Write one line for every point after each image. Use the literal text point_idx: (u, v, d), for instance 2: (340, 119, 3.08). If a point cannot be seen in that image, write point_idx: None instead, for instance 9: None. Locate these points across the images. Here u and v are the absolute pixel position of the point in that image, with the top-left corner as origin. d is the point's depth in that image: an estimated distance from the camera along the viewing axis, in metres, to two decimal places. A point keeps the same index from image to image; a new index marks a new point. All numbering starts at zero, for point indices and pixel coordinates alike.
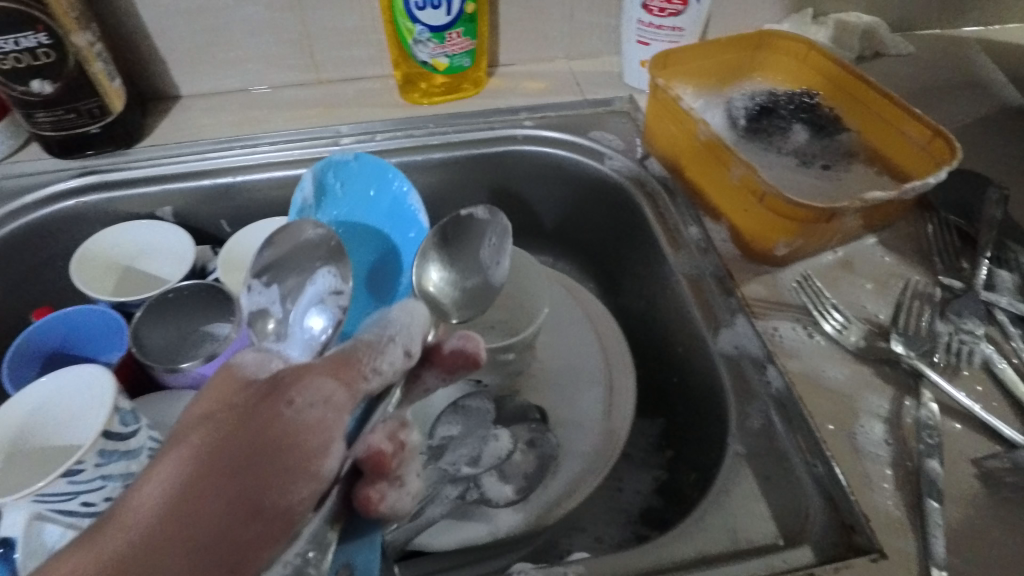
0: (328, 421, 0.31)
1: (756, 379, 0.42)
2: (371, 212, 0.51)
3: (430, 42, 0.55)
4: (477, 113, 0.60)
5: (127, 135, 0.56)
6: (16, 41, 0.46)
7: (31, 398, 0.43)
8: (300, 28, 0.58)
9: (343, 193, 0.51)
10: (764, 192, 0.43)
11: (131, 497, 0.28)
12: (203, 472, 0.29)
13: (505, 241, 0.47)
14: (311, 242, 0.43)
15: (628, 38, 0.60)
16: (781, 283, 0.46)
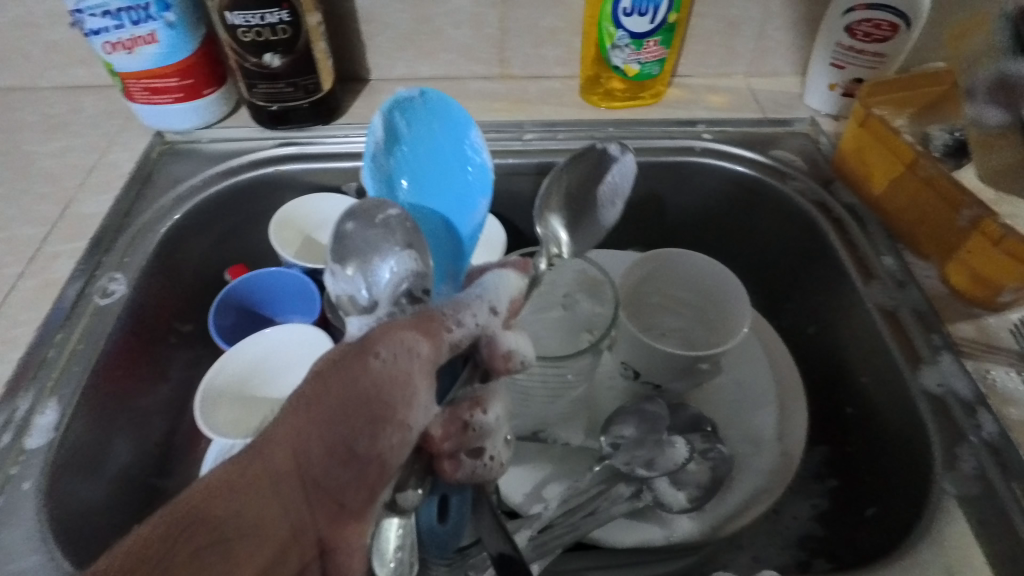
0: (410, 377, 0.26)
1: (966, 421, 0.41)
2: (425, 168, 0.41)
3: (628, 48, 0.56)
4: (657, 121, 0.61)
5: (328, 111, 0.60)
6: (262, 16, 0.49)
7: (251, 349, 0.46)
8: (500, 24, 0.60)
9: (408, 135, 0.42)
10: (1004, 234, 0.43)
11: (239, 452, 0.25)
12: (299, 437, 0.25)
13: (627, 180, 0.45)
14: (386, 225, 0.32)
15: (820, 60, 0.59)
16: (992, 327, 0.45)
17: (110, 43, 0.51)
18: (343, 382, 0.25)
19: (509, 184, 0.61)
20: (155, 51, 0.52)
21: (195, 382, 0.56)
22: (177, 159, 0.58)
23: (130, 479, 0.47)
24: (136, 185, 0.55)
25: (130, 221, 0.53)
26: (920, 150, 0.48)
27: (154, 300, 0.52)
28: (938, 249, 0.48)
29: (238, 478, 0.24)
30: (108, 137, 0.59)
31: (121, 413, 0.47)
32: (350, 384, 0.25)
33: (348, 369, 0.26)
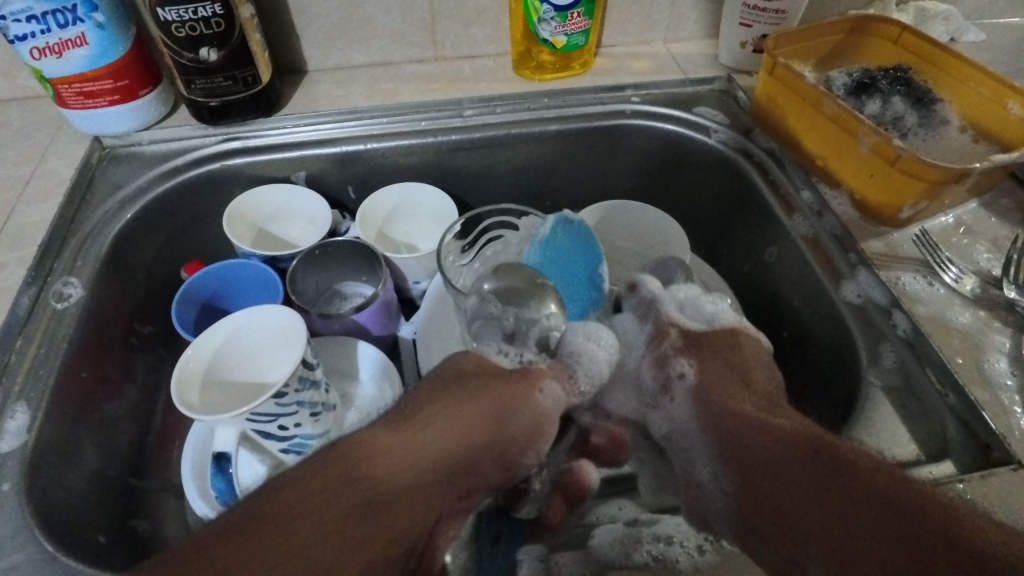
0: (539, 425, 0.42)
1: (883, 323, 0.46)
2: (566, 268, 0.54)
3: (554, 21, 0.60)
4: (588, 88, 0.64)
5: (268, 104, 0.60)
6: (193, 10, 0.50)
7: (223, 331, 0.46)
8: (429, 7, 0.62)
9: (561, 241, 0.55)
10: (898, 154, 0.47)
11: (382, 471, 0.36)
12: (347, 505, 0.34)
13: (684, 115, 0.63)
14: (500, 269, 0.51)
15: (730, 20, 0.64)
16: (897, 242, 0.51)
17: (37, 49, 0.50)
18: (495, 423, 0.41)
19: (454, 161, 0.63)
20: (85, 53, 0.52)
21: (162, 382, 0.56)
22: (118, 163, 0.58)
23: (108, 480, 0.48)
24: (78, 191, 0.55)
25: (76, 227, 0.53)
26: (819, 87, 0.53)
27: (111, 303, 0.52)
28: (847, 178, 0.53)
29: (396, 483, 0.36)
30: (43, 147, 0.58)
31: (91, 415, 0.47)
32: (521, 416, 0.41)
33: (516, 403, 0.41)
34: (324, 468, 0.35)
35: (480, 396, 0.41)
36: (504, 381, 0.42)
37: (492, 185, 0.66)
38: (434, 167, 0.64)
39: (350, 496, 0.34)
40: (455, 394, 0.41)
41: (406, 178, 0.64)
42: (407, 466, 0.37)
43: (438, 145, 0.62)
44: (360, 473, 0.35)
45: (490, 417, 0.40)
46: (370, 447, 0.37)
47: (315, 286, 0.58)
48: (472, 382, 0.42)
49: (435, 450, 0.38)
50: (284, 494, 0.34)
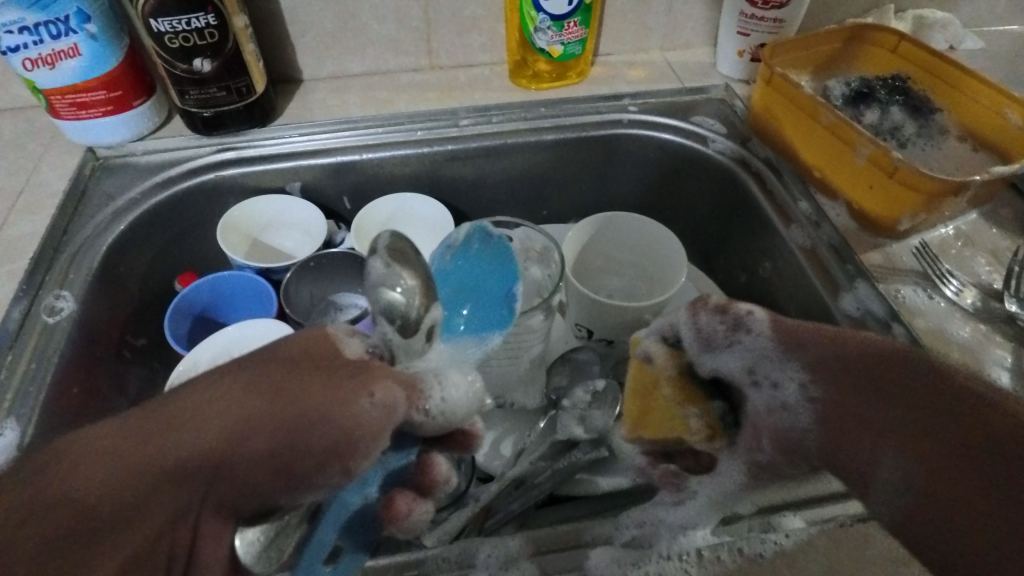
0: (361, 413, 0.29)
1: (882, 336, 0.46)
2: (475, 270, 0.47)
3: (550, 30, 0.59)
4: (585, 97, 0.64)
5: (262, 114, 0.60)
6: (187, 21, 0.50)
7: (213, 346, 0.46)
8: (423, 16, 0.62)
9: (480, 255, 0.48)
10: (896, 167, 0.47)
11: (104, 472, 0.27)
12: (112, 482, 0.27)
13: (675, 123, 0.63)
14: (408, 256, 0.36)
15: (727, 29, 0.64)
16: (896, 254, 0.51)
17: (29, 60, 0.50)
18: (301, 397, 0.29)
19: (450, 170, 0.63)
20: (78, 64, 0.51)
21: (155, 395, 0.55)
22: (111, 174, 0.57)
23: None
24: (70, 202, 0.54)
25: (68, 239, 0.52)
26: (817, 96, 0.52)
27: (103, 316, 0.51)
28: (844, 188, 0.53)
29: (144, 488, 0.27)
30: (35, 158, 0.57)
31: (82, 430, 0.47)
32: (327, 411, 0.29)
33: (324, 389, 0.29)
34: (43, 463, 0.27)
35: (282, 383, 0.29)
36: (323, 371, 0.30)
37: (488, 195, 0.66)
38: (429, 177, 0.63)
39: (58, 519, 0.26)
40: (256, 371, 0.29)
41: (401, 187, 0.64)
42: (144, 484, 0.27)
43: (433, 155, 0.61)
44: (78, 490, 0.26)
45: (300, 390, 0.29)
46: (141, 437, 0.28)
47: (309, 297, 0.57)
48: (284, 348, 0.31)
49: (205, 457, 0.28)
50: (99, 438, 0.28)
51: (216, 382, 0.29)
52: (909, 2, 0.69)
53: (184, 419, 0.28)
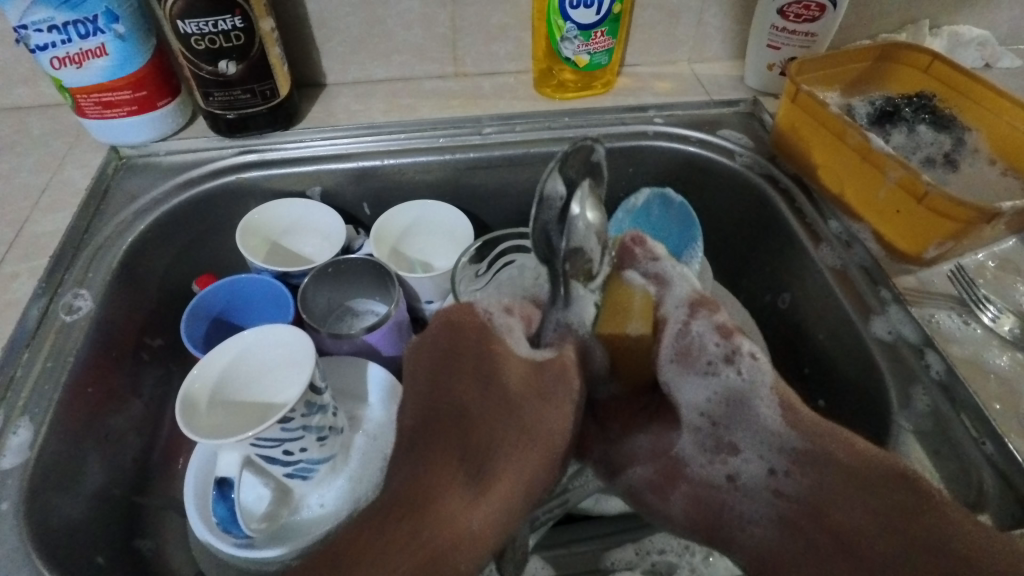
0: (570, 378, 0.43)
1: (916, 363, 0.44)
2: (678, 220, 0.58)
3: (577, 40, 0.58)
4: (609, 109, 0.63)
5: (286, 117, 0.60)
6: (214, 24, 0.49)
7: (230, 349, 0.45)
8: (450, 23, 0.62)
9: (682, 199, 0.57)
10: (926, 191, 0.45)
11: (440, 504, 0.38)
12: (445, 510, 0.38)
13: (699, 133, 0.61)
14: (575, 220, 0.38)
15: (757, 42, 0.63)
16: (931, 277, 0.49)
17: (57, 59, 0.50)
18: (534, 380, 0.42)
19: (472, 178, 0.62)
20: (105, 64, 0.51)
21: (170, 396, 0.55)
22: (134, 174, 0.57)
23: (112, 498, 0.47)
24: (93, 201, 0.54)
25: (89, 238, 0.52)
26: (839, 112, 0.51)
27: (122, 316, 0.51)
28: (866, 213, 0.51)
29: (464, 498, 0.39)
30: (60, 156, 0.58)
31: (96, 431, 0.47)
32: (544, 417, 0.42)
33: (543, 409, 0.42)
34: (393, 516, 0.37)
35: (512, 403, 0.41)
36: (531, 390, 0.42)
37: (509, 205, 0.65)
38: (449, 184, 0.63)
39: (415, 554, 0.36)
40: (489, 406, 0.41)
41: (422, 194, 0.63)
42: (474, 511, 0.39)
43: (455, 162, 0.61)
44: (432, 528, 0.37)
45: (522, 395, 0.42)
46: (440, 509, 0.38)
47: (327, 302, 0.57)
48: (486, 365, 0.42)
49: (512, 473, 0.40)
50: (403, 472, 0.39)
51: (472, 394, 0.42)
52: (945, 18, 0.67)
53: (464, 462, 0.40)
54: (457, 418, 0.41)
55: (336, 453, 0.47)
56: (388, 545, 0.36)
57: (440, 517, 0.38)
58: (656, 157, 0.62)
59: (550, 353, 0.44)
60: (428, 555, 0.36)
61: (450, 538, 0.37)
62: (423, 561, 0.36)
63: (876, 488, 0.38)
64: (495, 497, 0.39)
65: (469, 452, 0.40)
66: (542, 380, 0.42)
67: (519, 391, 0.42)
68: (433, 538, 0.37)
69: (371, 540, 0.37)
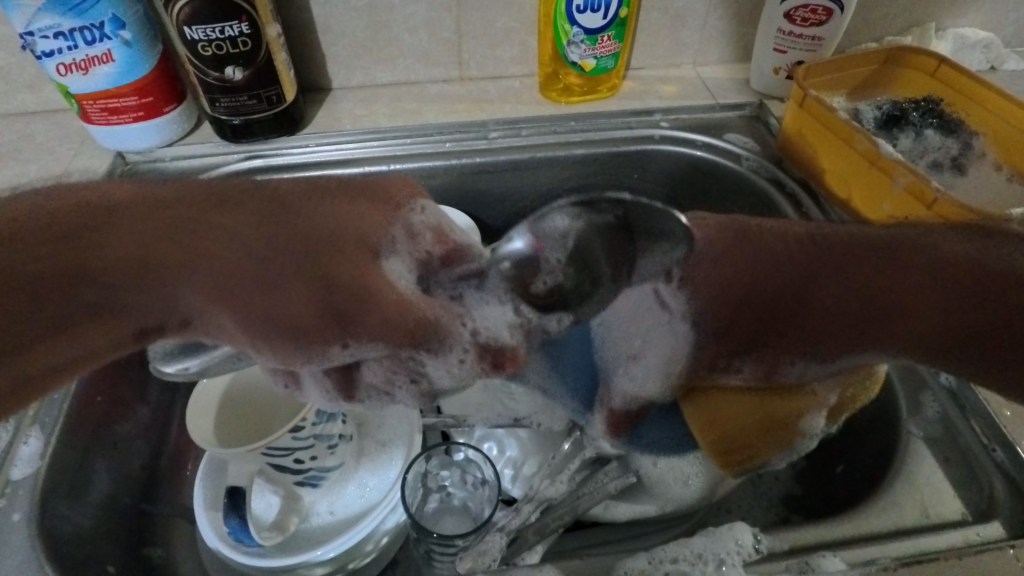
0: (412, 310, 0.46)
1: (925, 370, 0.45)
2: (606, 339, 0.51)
3: (583, 44, 0.58)
4: (615, 113, 0.63)
5: (292, 122, 0.59)
6: (221, 30, 0.49)
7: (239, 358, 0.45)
8: (455, 27, 0.61)
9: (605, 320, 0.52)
10: (935, 198, 0.45)
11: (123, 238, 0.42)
12: (134, 265, 0.42)
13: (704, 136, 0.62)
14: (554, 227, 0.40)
15: (763, 46, 0.63)
16: None
17: (63, 65, 0.50)
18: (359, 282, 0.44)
19: (478, 183, 0.62)
20: (110, 70, 0.51)
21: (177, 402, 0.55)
22: (140, 180, 0.57)
23: (121, 506, 0.47)
24: None
25: None
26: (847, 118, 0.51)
27: None
28: (873, 219, 0.51)
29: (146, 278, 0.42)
30: (66, 162, 0.58)
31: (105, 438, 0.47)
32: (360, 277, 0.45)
33: (316, 307, 0.44)
34: (101, 216, 0.42)
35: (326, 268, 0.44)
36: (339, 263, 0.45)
37: (514, 210, 0.65)
38: (456, 189, 0.62)
39: (67, 263, 0.41)
40: (285, 239, 0.44)
41: (428, 199, 0.63)
42: (105, 258, 0.41)
43: (461, 167, 0.61)
44: (66, 252, 0.41)
45: (348, 282, 0.44)
46: (151, 272, 0.42)
47: None
48: (314, 210, 0.47)
49: (224, 291, 0.43)
50: (148, 212, 0.44)
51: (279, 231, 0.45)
52: (950, 21, 0.67)
53: (233, 275, 0.43)
54: (331, 264, 0.45)
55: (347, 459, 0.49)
56: (115, 254, 0.41)
57: (145, 249, 0.42)
58: (662, 161, 0.62)
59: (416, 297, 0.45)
60: (119, 266, 0.42)
61: (118, 266, 0.42)
62: (61, 262, 0.41)
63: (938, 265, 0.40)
64: (177, 286, 0.42)
65: (243, 269, 0.44)
66: (358, 291, 0.44)
67: (330, 300, 0.44)
68: (148, 228, 0.42)
69: (80, 241, 0.42)
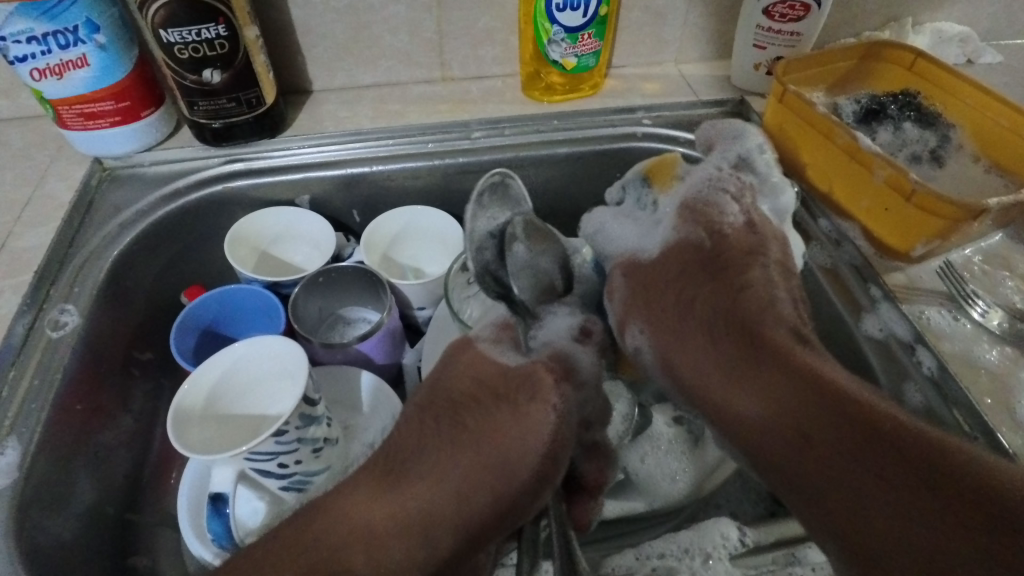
0: (548, 420, 0.45)
1: (907, 360, 0.45)
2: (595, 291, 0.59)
3: (564, 43, 0.58)
4: (597, 111, 0.63)
5: (272, 125, 0.59)
6: (197, 32, 0.49)
7: (219, 363, 0.45)
8: (436, 28, 0.61)
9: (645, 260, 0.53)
10: (914, 189, 0.45)
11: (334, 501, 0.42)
12: (358, 521, 0.41)
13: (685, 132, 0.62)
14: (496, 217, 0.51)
15: (743, 42, 0.63)
16: (920, 273, 0.50)
17: (37, 70, 0.49)
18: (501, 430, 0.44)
19: (462, 183, 0.62)
20: (86, 75, 0.50)
21: (160, 410, 0.54)
22: (119, 185, 0.56)
23: (103, 515, 0.46)
24: (76, 215, 0.54)
25: (74, 252, 0.51)
26: (826, 111, 0.51)
27: (110, 331, 0.50)
28: (853, 211, 0.51)
29: (373, 512, 0.42)
30: (42, 168, 0.57)
31: (86, 447, 0.46)
32: (516, 430, 0.44)
33: (489, 466, 0.43)
34: (295, 529, 0.41)
35: (468, 434, 0.45)
36: (494, 439, 0.44)
37: None
38: (439, 190, 0.62)
39: (333, 539, 0.40)
40: (423, 448, 0.44)
41: (412, 200, 0.63)
42: (393, 524, 0.41)
43: (445, 168, 0.61)
44: (358, 535, 0.41)
45: (494, 447, 0.44)
46: (354, 512, 0.41)
47: (318, 311, 0.56)
48: (482, 424, 0.45)
49: (410, 511, 0.42)
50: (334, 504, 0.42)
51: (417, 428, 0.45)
52: (928, 15, 0.68)
53: (384, 480, 0.43)
54: (481, 441, 0.44)
55: (331, 462, 0.47)
56: (291, 546, 0.40)
57: (352, 529, 0.41)
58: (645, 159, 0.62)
59: (522, 364, 0.47)
60: (352, 543, 0.40)
61: (357, 541, 0.41)
62: (315, 537, 0.40)
63: (897, 462, 0.37)
64: (388, 523, 0.42)
65: (392, 466, 0.44)
66: (502, 397, 0.46)
67: (478, 452, 0.44)
68: (370, 514, 0.41)
69: (347, 535, 0.41)
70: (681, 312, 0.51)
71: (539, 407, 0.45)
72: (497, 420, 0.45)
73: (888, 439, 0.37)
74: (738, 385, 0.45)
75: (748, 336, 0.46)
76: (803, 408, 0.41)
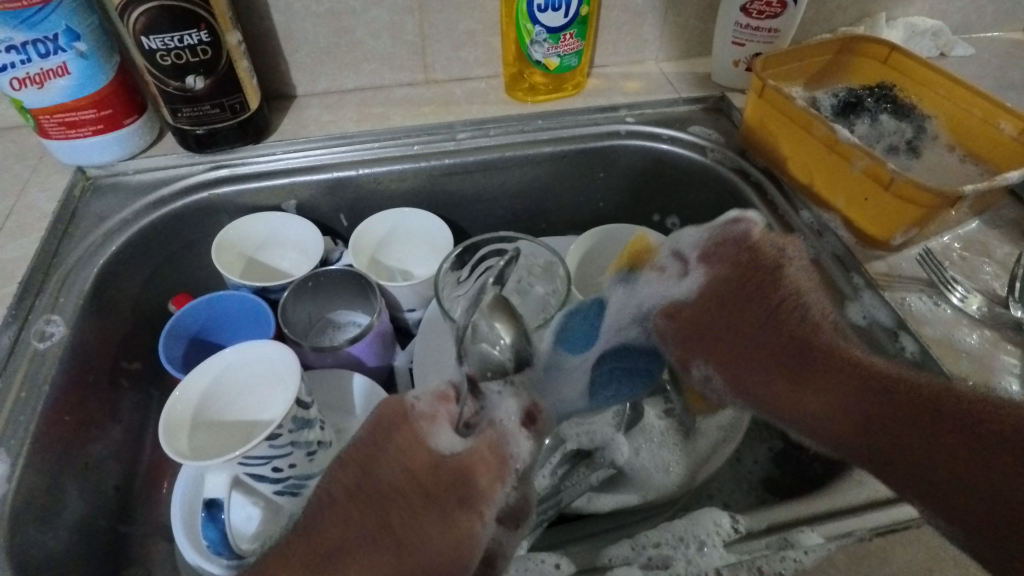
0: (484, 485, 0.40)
1: (890, 346, 0.46)
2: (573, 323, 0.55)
3: (546, 43, 0.59)
4: (581, 110, 0.63)
5: (257, 131, 0.59)
6: (179, 39, 0.49)
7: (211, 369, 0.45)
8: (419, 31, 0.62)
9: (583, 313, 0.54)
10: (892, 178, 0.46)
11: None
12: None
13: (667, 129, 0.63)
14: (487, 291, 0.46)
15: (722, 39, 0.64)
16: (902, 261, 0.51)
17: (16, 80, 0.48)
18: (443, 489, 0.39)
19: (448, 184, 0.62)
20: (66, 83, 0.50)
21: (149, 420, 0.54)
22: (101, 195, 0.56)
23: (94, 528, 0.46)
24: (59, 225, 0.53)
25: (58, 262, 0.51)
26: (802, 104, 0.52)
27: (96, 340, 0.50)
28: (834, 202, 0.52)
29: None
30: (23, 179, 0.56)
31: (76, 458, 0.45)
32: (445, 543, 0.37)
33: (433, 525, 0.38)
34: None
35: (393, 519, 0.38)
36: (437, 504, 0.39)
37: (486, 209, 0.66)
38: (426, 192, 0.63)
39: None
40: (356, 505, 0.38)
41: (398, 203, 0.63)
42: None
43: (431, 169, 0.61)
44: None
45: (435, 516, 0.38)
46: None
47: (307, 316, 0.56)
48: (394, 470, 0.39)
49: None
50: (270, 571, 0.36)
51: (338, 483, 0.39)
52: (900, 10, 0.69)
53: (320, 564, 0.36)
54: (409, 524, 0.38)
55: None
56: None
57: None
58: (628, 156, 0.63)
59: (466, 446, 0.41)
60: None
61: None
62: None
63: (921, 404, 0.40)
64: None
65: (327, 552, 0.36)
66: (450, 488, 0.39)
67: (399, 532, 0.38)
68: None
69: None
70: (754, 335, 0.52)
71: (470, 516, 0.39)
72: (454, 464, 0.40)
73: (930, 399, 0.40)
74: (801, 385, 0.48)
75: (799, 346, 0.49)
76: (863, 372, 0.44)
